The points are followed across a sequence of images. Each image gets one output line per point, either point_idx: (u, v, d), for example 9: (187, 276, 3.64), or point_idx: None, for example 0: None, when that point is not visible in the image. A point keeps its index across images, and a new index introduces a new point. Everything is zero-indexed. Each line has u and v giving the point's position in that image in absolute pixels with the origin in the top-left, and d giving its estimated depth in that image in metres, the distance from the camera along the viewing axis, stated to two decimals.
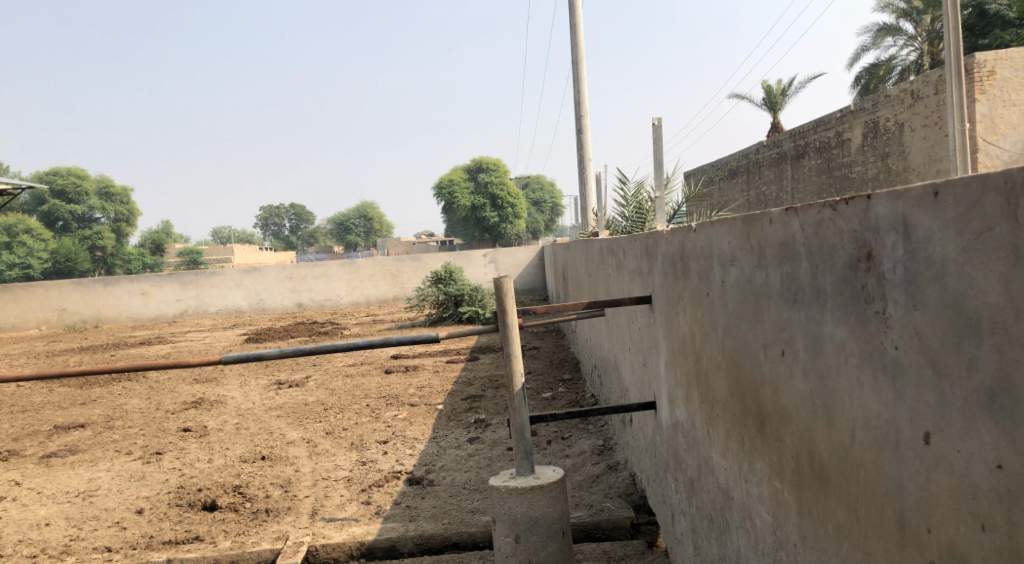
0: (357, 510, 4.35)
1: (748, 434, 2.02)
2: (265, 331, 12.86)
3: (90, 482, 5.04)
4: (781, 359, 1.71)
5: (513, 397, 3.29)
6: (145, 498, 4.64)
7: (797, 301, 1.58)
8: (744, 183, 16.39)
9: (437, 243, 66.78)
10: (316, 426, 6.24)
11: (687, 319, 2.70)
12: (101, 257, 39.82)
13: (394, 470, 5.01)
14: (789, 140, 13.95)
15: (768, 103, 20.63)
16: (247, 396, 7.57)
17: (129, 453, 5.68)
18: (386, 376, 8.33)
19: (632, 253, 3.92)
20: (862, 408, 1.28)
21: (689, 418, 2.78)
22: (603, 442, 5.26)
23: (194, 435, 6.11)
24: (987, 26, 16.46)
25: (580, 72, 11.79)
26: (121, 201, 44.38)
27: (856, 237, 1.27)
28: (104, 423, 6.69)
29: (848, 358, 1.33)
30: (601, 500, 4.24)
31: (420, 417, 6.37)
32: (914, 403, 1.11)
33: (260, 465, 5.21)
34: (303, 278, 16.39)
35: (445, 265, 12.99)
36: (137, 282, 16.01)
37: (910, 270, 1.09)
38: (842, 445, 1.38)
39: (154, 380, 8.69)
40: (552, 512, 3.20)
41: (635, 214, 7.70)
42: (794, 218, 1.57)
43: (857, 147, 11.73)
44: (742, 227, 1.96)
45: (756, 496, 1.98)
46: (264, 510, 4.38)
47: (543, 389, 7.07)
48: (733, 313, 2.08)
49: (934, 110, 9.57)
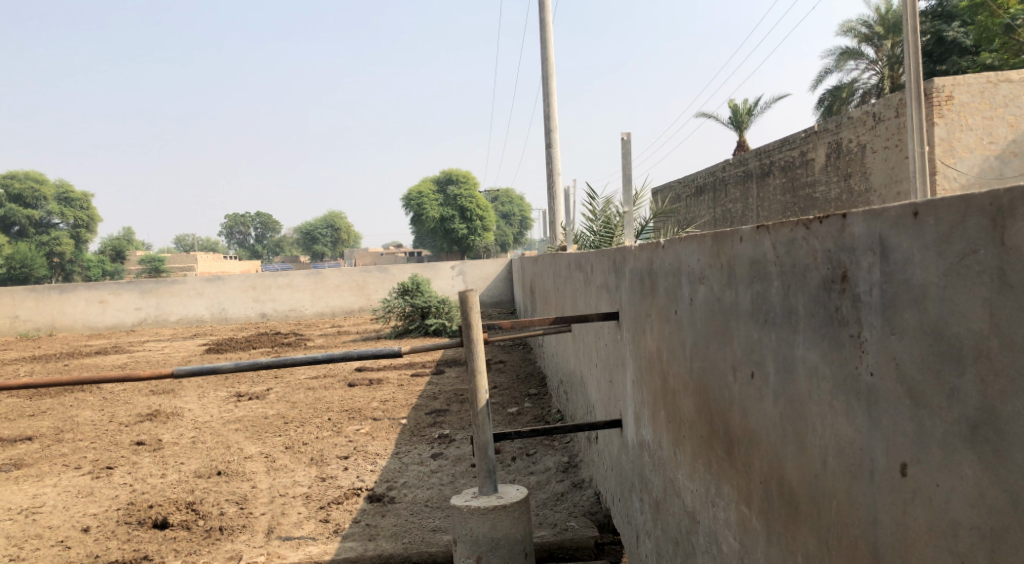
0: (314, 528, 4.20)
1: (716, 456, 1.96)
2: (227, 342, 12.55)
3: (34, 498, 4.78)
4: (750, 382, 1.66)
5: (477, 413, 3.20)
6: (92, 516, 4.42)
7: (768, 321, 1.53)
8: (710, 201, 16.62)
9: (406, 254, 66.42)
10: (275, 440, 6.05)
11: (654, 337, 2.65)
12: (58, 263, 38.48)
13: (354, 486, 4.86)
14: (754, 159, 14.18)
15: (734, 122, 20.99)
16: (205, 408, 7.32)
17: (78, 468, 5.42)
18: (350, 389, 8.14)
19: (600, 268, 3.87)
20: (835, 434, 1.23)
21: (655, 438, 2.72)
22: (569, 459, 5.18)
23: (147, 449, 5.86)
24: (944, 53, 17.03)
25: (550, 86, 11.83)
26: (80, 207, 43.02)
27: (830, 257, 1.23)
28: (53, 436, 6.39)
29: (820, 382, 1.28)
30: (565, 519, 4.16)
31: (383, 432, 6.22)
32: (890, 432, 1.06)
33: (215, 481, 5.01)
34: (267, 288, 16.07)
35: (412, 277, 12.85)
36: (95, 290, 15.52)
37: (888, 292, 1.05)
38: (813, 473, 1.33)
39: (107, 392, 8.36)
40: (514, 532, 3.11)
41: (603, 228, 7.69)
42: (765, 236, 1.53)
43: (821, 167, 11.96)
44: (711, 243, 1.92)
45: (722, 521, 1.93)
46: (218, 528, 4.19)
47: (509, 404, 6.99)
48: (702, 333, 2.04)
49: (895, 132, 9.81)
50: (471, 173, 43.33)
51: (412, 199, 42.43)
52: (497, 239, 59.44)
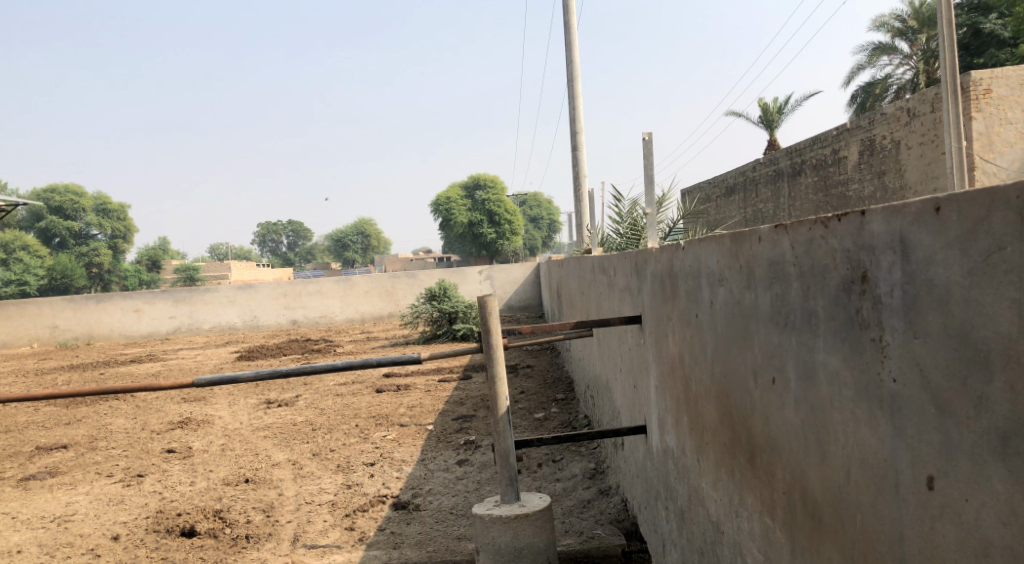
0: (339, 536, 4.20)
1: (739, 464, 1.89)
2: (258, 349, 12.71)
3: (67, 506, 4.88)
4: (771, 387, 1.59)
5: (497, 420, 3.16)
6: (122, 524, 4.49)
7: (787, 325, 1.47)
8: (740, 201, 16.37)
9: (435, 260, 66.81)
10: (302, 447, 6.09)
11: (676, 340, 2.59)
12: (97, 274, 39.50)
13: (379, 494, 4.85)
14: (785, 157, 13.93)
15: (764, 121, 20.68)
16: (235, 415, 7.41)
17: (110, 475, 5.52)
18: (378, 395, 8.17)
19: (623, 271, 3.80)
20: (858, 444, 1.17)
21: (679, 445, 2.65)
22: (595, 465, 5.11)
23: (178, 456, 5.95)
24: (981, 45, 16.56)
25: (575, 88, 11.77)
26: (117, 218, 44.15)
27: (849, 257, 1.17)
28: (87, 444, 6.53)
29: (842, 388, 1.21)
30: (591, 527, 4.09)
31: (409, 438, 6.22)
32: (915, 442, 0.99)
33: (243, 489, 5.06)
34: (297, 295, 16.27)
35: (440, 282, 12.87)
36: (130, 299, 15.87)
37: (910, 293, 0.98)
38: (837, 485, 1.26)
39: (140, 400, 8.52)
40: (537, 541, 3.06)
41: (630, 230, 7.61)
42: (784, 235, 1.47)
43: (854, 164, 11.68)
44: (730, 243, 1.86)
45: (747, 532, 1.86)
46: (244, 536, 4.22)
47: (536, 409, 6.94)
48: (722, 338, 1.97)
49: (931, 127, 9.55)
50: (498, 178, 43.41)
51: (440, 204, 42.65)
52: (524, 243, 59.35)
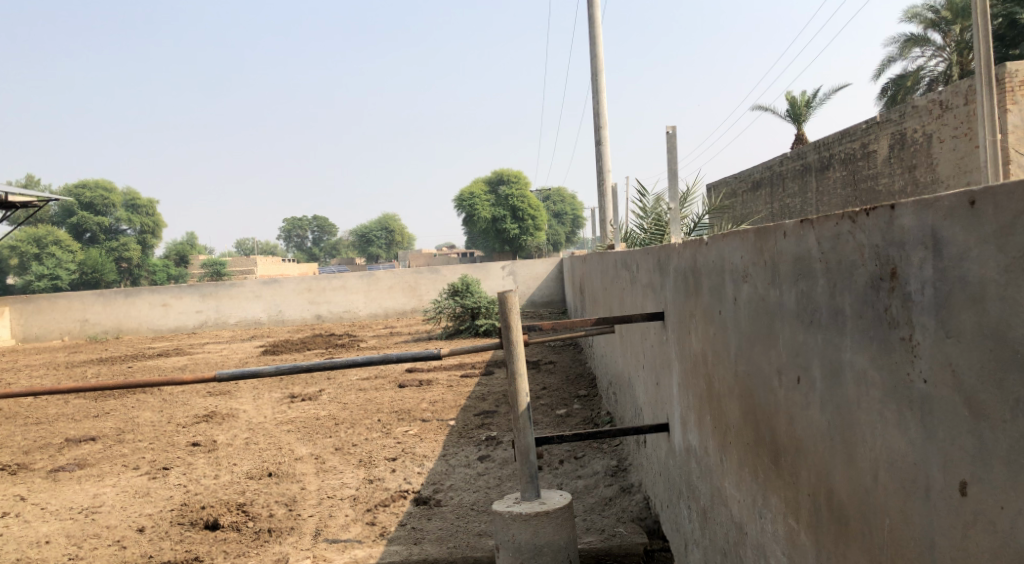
0: (361, 530, 4.22)
1: (762, 465, 1.85)
2: (283, 343, 12.86)
3: (94, 498, 4.97)
4: (797, 387, 1.55)
5: (518, 416, 3.14)
6: (148, 516, 4.56)
7: (813, 323, 1.43)
8: (767, 196, 16.15)
9: (459, 256, 66.99)
10: (325, 441, 6.13)
11: (699, 338, 2.54)
12: (127, 269, 40.28)
13: (401, 489, 4.87)
14: (813, 152, 13.68)
15: (791, 115, 20.34)
16: (259, 409, 7.50)
17: (137, 468, 5.62)
18: (400, 390, 8.21)
19: (646, 267, 3.76)
20: (887, 446, 1.12)
21: (702, 445, 2.60)
22: (618, 463, 5.07)
23: (202, 450, 6.04)
24: (1018, 36, 16.09)
25: (599, 82, 11.68)
26: (146, 214, 44.95)
27: (878, 253, 1.12)
28: (115, 437, 6.65)
29: (870, 389, 1.17)
30: (613, 525, 4.06)
31: (431, 433, 6.23)
32: (947, 446, 0.95)
33: (266, 482, 5.11)
34: (321, 290, 16.43)
35: (463, 277, 12.89)
36: (159, 294, 16.16)
37: (942, 291, 0.94)
38: (864, 488, 1.22)
39: (167, 393, 8.67)
40: (558, 539, 3.04)
41: (654, 226, 7.53)
42: (810, 230, 1.42)
43: (884, 158, 11.43)
44: (755, 239, 1.81)
45: (771, 534, 1.82)
46: (267, 530, 4.26)
47: (558, 405, 6.92)
48: (746, 335, 1.93)
49: (964, 120, 9.31)
50: (522, 174, 43.36)
51: (464, 200, 42.71)
52: (547, 239, 59.27)
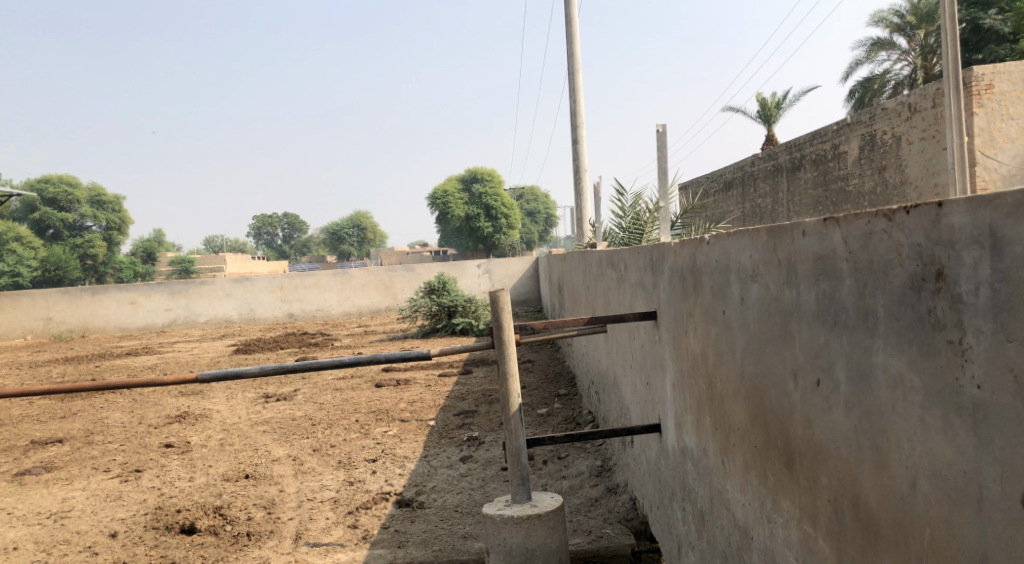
0: (342, 534, 4.11)
1: (773, 469, 1.81)
2: (255, 342, 12.59)
3: (63, 502, 4.78)
4: (815, 390, 1.51)
5: (509, 418, 3.07)
6: (120, 520, 4.39)
7: (837, 324, 1.38)
8: (739, 196, 16.32)
9: (431, 253, 66.59)
10: (303, 442, 5.99)
11: (698, 338, 2.50)
12: (92, 267, 39.38)
13: (382, 491, 4.77)
14: (785, 153, 13.85)
15: (762, 116, 20.57)
16: (233, 410, 7.32)
17: (107, 471, 5.42)
18: (377, 389, 8.08)
19: (636, 265, 3.72)
20: (927, 453, 1.09)
21: (700, 445, 2.57)
22: (602, 463, 5.04)
23: (176, 451, 5.86)
24: (980, 41, 16.48)
25: (576, 80, 11.65)
26: (112, 210, 43.79)
27: (920, 253, 1.08)
28: (83, 438, 6.43)
29: (907, 394, 1.13)
30: (600, 526, 4.02)
31: (411, 434, 6.13)
32: (1008, 454, 0.92)
33: (243, 485, 4.97)
34: (294, 288, 16.16)
35: (438, 276, 12.78)
36: (126, 291, 15.74)
37: (1002, 293, 0.91)
38: (899, 497, 1.18)
39: (137, 394, 8.41)
40: (550, 543, 2.98)
41: (632, 225, 7.51)
42: (834, 229, 1.38)
43: (854, 159, 11.60)
44: (766, 238, 1.77)
45: (782, 538, 1.78)
46: (245, 534, 4.14)
47: (539, 405, 6.86)
48: (755, 336, 1.88)
49: (932, 123, 9.48)
50: (495, 172, 43.27)
51: (437, 199, 42.46)
52: (520, 237, 59.08)
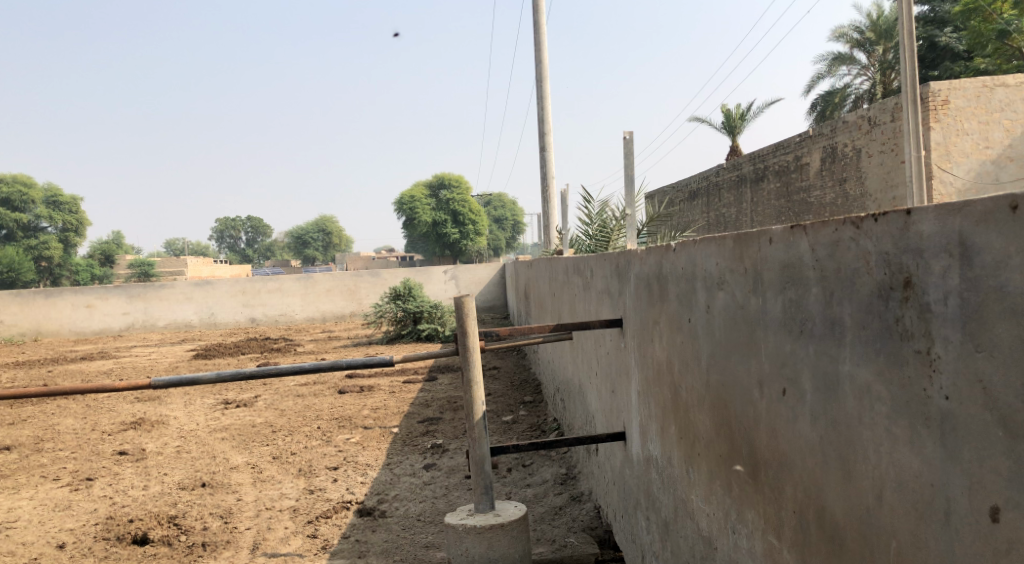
0: (302, 544, 3.99)
1: (737, 479, 1.80)
2: (215, 347, 12.28)
3: (8, 512, 4.56)
4: (781, 400, 1.49)
5: (473, 425, 3.01)
6: (68, 531, 4.20)
7: (803, 333, 1.37)
8: (704, 206, 16.53)
9: (398, 259, 66.08)
10: (263, 450, 5.84)
11: (663, 346, 2.48)
12: (46, 268, 38.27)
13: (344, 499, 4.65)
14: (748, 164, 14.09)
15: (726, 127, 20.93)
16: (192, 416, 7.10)
17: (57, 479, 5.20)
18: (340, 396, 7.94)
19: (601, 273, 3.70)
20: (893, 464, 1.07)
21: (665, 455, 2.55)
22: (567, 471, 5.00)
23: (130, 459, 5.65)
24: (936, 58, 17.03)
25: (544, 88, 11.68)
26: (68, 210, 42.40)
27: (888, 261, 1.06)
28: (32, 446, 6.16)
29: (874, 404, 1.12)
30: (564, 535, 3.98)
31: (374, 441, 6.02)
32: (975, 467, 0.90)
33: (199, 493, 4.81)
34: (256, 292, 15.84)
35: (404, 281, 12.64)
36: (82, 294, 15.26)
37: (971, 302, 0.89)
38: (865, 509, 1.16)
39: (90, 400, 8.11)
40: (513, 552, 2.93)
41: (599, 232, 7.52)
42: (802, 236, 1.36)
43: (816, 171, 11.85)
44: (733, 246, 1.76)
45: (746, 549, 1.76)
46: (201, 544, 3.99)
47: (504, 412, 6.81)
48: (721, 345, 1.87)
49: (890, 136, 9.73)
50: (464, 177, 43.13)
51: (405, 204, 42.21)
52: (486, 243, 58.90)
